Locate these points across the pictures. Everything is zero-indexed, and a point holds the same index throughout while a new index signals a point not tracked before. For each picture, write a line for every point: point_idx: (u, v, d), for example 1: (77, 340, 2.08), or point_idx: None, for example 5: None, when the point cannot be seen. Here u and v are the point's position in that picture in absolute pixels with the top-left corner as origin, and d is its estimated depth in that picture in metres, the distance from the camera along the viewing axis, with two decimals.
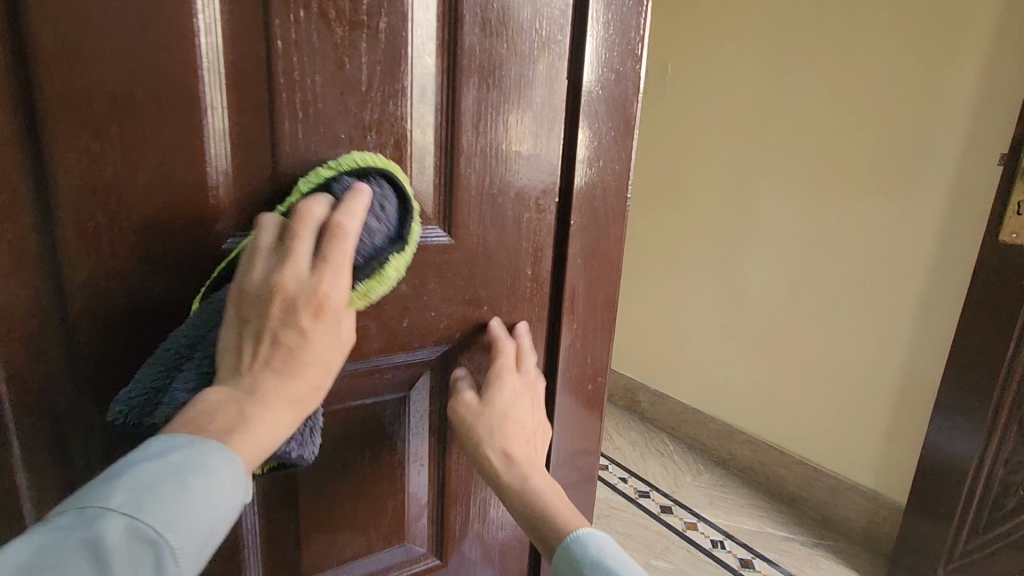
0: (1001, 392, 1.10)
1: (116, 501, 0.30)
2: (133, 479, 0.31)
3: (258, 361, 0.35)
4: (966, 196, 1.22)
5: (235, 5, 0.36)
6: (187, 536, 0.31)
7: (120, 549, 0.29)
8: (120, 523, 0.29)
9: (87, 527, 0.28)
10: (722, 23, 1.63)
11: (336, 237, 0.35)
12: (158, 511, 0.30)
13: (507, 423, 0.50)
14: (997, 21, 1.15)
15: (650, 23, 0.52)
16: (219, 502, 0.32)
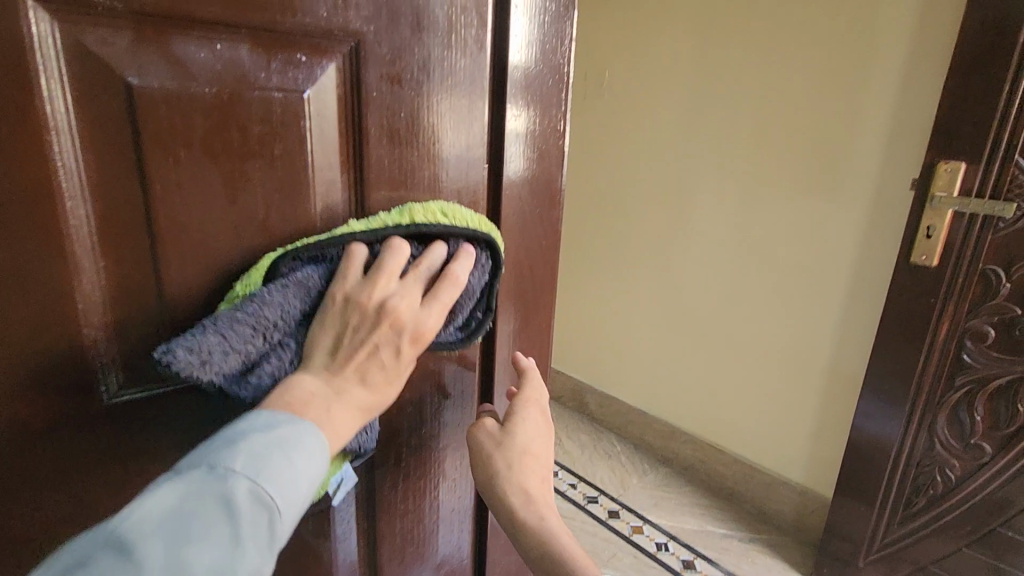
0: (916, 398, 1.14)
1: (241, 465, 0.32)
2: (252, 446, 0.33)
3: (349, 365, 0.38)
4: (884, 206, 1.25)
5: (101, 154, 0.33)
6: (292, 497, 0.34)
7: (245, 509, 0.32)
8: (245, 485, 0.32)
9: (219, 487, 0.31)
10: (652, 27, 1.62)
11: (451, 283, 0.40)
12: (273, 478, 0.33)
13: (524, 457, 0.52)
14: (911, 37, 1.17)
15: (570, 100, 0.50)
16: (316, 470, 0.35)
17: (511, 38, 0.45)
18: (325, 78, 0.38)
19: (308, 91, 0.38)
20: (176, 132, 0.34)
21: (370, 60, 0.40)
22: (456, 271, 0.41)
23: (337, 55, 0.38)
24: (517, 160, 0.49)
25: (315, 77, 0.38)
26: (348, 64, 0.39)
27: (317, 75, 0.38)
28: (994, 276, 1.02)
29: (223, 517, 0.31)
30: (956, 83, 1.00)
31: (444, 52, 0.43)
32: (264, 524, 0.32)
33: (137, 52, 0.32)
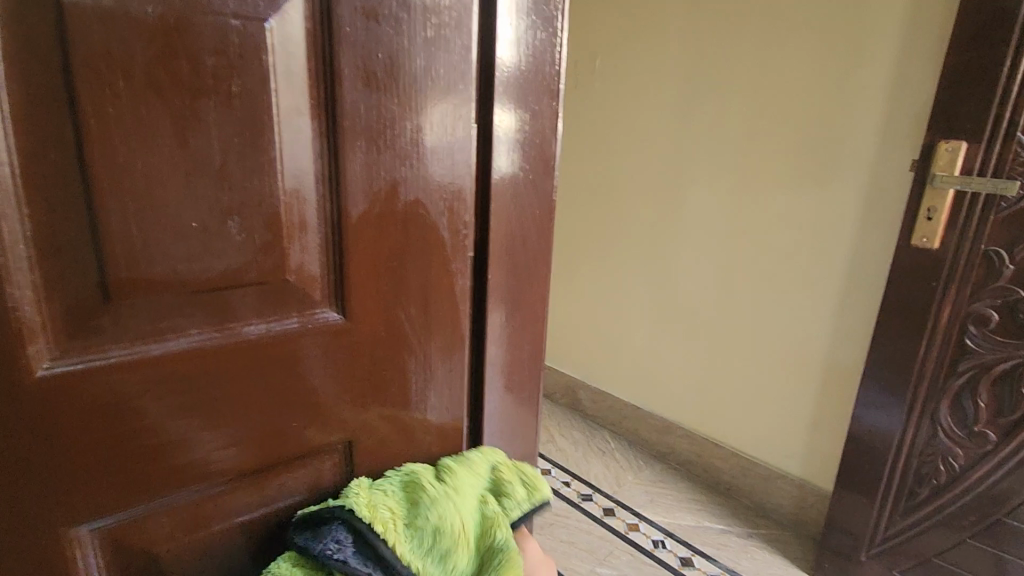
0: (917, 385, 1.11)
1: None
2: None
3: None
4: (880, 190, 1.23)
5: (23, 78, 0.28)
6: None
7: None
8: None
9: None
10: (641, 13, 1.59)
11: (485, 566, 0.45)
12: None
13: None
14: (906, 15, 1.14)
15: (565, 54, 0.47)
16: None
17: (498, 33, 0.42)
18: (290, 8, 0.34)
19: (270, 18, 0.33)
20: (111, 58, 0.29)
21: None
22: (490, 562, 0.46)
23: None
24: (509, 157, 0.46)
25: (278, 4, 0.33)
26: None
27: (280, 2, 0.33)
28: (996, 258, 0.99)
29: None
30: (955, 61, 0.98)
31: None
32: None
33: None
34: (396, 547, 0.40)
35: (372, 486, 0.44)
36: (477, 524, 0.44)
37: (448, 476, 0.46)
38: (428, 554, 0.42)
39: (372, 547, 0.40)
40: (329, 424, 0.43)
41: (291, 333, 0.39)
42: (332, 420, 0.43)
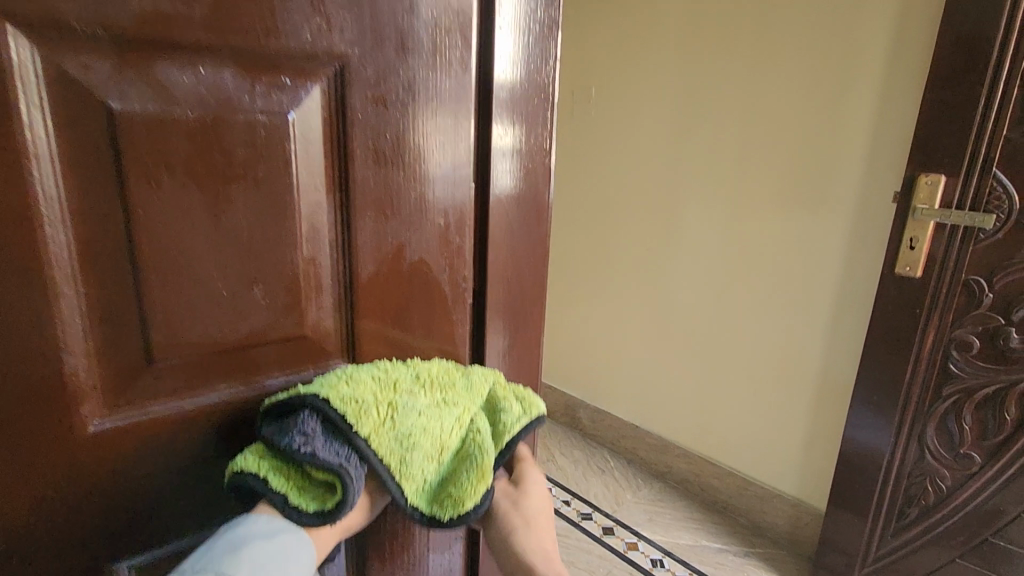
0: (906, 407, 1.14)
1: None
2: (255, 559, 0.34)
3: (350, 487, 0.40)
4: (867, 218, 1.27)
5: (83, 179, 0.33)
6: None
7: None
8: None
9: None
10: (635, 45, 1.64)
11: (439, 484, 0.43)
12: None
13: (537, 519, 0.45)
14: (888, 52, 1.19)
15: (557, 125, 0.52)
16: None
17: (498, 41, 0.45)
18: (310, 102, 0.38)
19: (291, 112, 0.38)
20: (157, 156, 0.34)
21: (356, 82, 0.40)
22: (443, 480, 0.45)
23: (322, 75, 0.39)
24: (507, 172, 0.49)
25: (299, 99, 0.38)
26: (334, 85, 0.39)
27: (301, 97, 0.38)
28: (977, 287, 1.03)
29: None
30: (933, 99, 1.03)
31: (429, 74, 0.43)
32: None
33: (118, 77, 0.32)
34: (377, 450, 0.39)
35: (348, 373, 0.41)
36: (459, 445, 0.43)
37: (446, 385, 0.44)
38: (404, 461, 0.40)
39: (349, 444, 0.38)
40: None
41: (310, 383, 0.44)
42: None
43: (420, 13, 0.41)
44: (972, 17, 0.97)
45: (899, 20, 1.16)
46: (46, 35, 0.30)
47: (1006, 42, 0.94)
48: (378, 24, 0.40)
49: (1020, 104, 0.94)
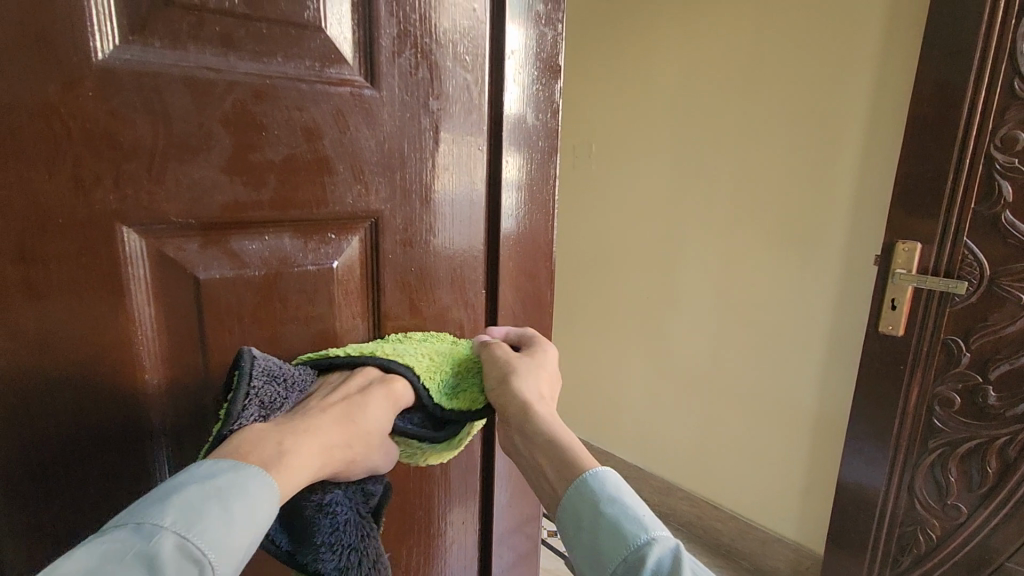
0: (896, 458, 1.19)
1: (167, 521, 0.32)
2: (185, 500, 0.33)
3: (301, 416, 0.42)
4: (851, 273, 1.32)
5: (174, 336, 0.40)
6: (219, 546, 0.33)
7: (170, 565, 0.31)
8: (171, 543, 0.32)
9: (142, 543, 0.31)
10: (629, 105, 1.72)
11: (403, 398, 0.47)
12: (208, 530, 0.33)
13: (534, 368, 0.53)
14: (865, 115, 1.24)
15: (558, 168, 0.60)
16: (241, 525, 0.34)
17: (506, 90, 0.52)
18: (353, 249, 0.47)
19: (337, 261, 0.46)
20: (231, 311, 0.42)
21: (391, 231, 0.48)
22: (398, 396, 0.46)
23: (364, 228, 0.47)
24: (513, 207, 0.56)
25: (344, 249, 0.46)
26: (373, 233, 0.48)
27: (346, 248, 0.47)
28: (954, 346, 1.09)
29: (143, 574, 0.30)
30: (907, 172, 1.10)
31: (448, 213, 0.52)
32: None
33: (203, 252, 0.40)
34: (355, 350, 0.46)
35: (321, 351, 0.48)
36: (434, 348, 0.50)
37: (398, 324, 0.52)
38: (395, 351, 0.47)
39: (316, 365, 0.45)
40: None
41: None
42: None
43: (440, 170, 0.50)
44: (938, 101, 1.05)
45: (875, 93, 1.22)
46: (151, 228, 0.37)
47: (970, 125, 1.02)
48: (406, 184, 0.48)
49: (985, 181, 1.02)
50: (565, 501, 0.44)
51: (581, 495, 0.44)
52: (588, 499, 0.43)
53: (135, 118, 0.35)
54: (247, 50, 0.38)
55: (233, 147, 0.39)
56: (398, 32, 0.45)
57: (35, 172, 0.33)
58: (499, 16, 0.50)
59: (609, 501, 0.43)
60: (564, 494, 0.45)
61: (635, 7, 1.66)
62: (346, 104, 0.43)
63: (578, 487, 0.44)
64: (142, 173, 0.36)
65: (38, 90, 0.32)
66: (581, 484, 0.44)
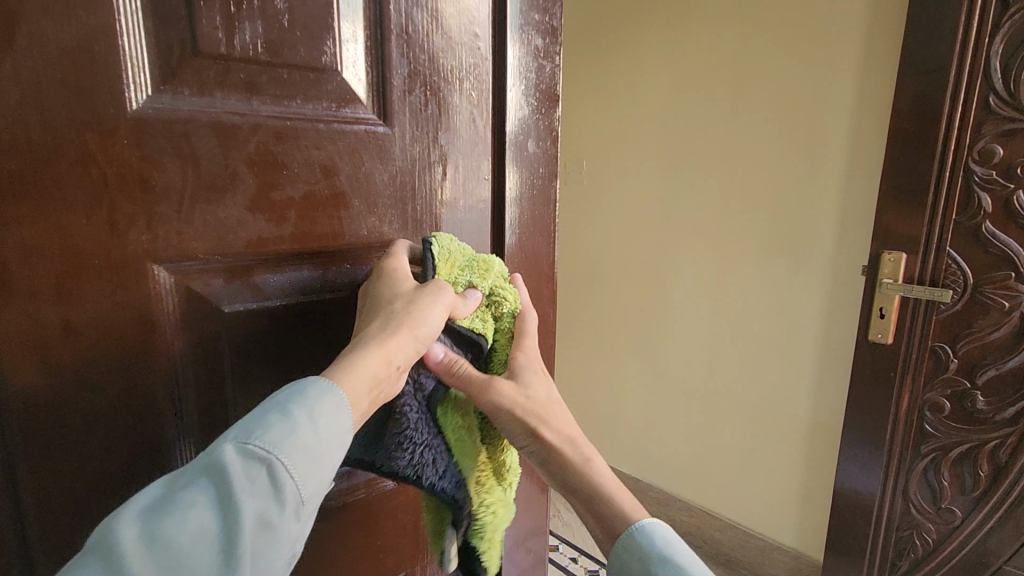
0: (891, 463, 1.22)
1: (228, 434, 0.33)
2: (247, 416, 0.34)
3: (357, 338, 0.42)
4: (840, 283, 1.35)
5: (200, 368, 0.42)
6: (285, 445, 0.33)
7: (238, 467, 0.31)
8: (233, 448, 0.32)
9: (206, 456, 0.32)
10: (619, 121, 1.75)
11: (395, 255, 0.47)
12: (267, 432, 0.33)
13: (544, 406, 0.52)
14: (849, 129, 1.28)
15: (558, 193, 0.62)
16: (304, 424, 0.34)
17: (509, 120, 0.55)
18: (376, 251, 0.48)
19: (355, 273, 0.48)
20: (252, 343, 0.43)
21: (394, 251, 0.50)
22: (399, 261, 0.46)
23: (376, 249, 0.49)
24: (515, 232, 0.59)
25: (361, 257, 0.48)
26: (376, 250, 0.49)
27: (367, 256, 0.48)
28: (943, 352, 1.12)
29: (210, 479, 0.31)
30: (891, 185, 1.14)
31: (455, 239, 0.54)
32: (264, 477, 0.32)
33: (228, 286, 0.41)
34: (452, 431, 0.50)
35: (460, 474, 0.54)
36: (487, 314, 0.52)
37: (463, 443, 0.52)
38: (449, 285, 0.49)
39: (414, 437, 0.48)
40: (385, 561, 0.56)
41: (360, 502, 0.53)
42: (388, 559, 0.56)
43: (448, 199, 0.52)
44: (917, 118, 1.09)
45: (856, 107, 1.26)
46: (181, 264, 0.39)
47: (949, 139, 1.06)
48: (417, 214, 0.51)
49: (965, 193, 1.06)
50: (617, 558, 0.47)
51: (633, 555, 0.46)
52: (639, 558, 0.46)
53: (166, 165, 0.37)
54: (269, 94, 0.41)
55: (256, 186, 0.41)
56: (408, 72, 0.47)
57: (75, 217, 0.35)
58: (501, 52, 0.53)
59: (660, 560, 0.45)
60: (616, 550, 0.48)
61: (621, 28, 1.71)
62: (360, 141, 0.46)
63: (629, 546, 0.46)
64: (173, 214, 0.38)
65: (79, 140, 0.34)
66: (632, 543, 0.47)
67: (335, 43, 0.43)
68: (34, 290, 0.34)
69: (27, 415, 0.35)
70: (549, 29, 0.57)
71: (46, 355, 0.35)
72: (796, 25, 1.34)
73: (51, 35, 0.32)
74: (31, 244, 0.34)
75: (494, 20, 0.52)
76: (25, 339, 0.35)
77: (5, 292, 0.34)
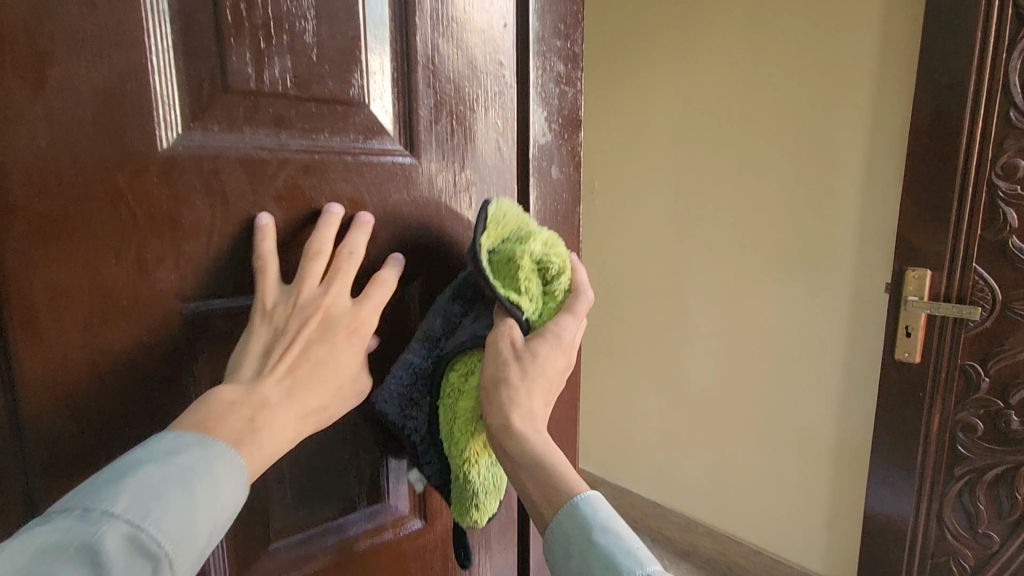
0: (924, 486, 1.18)
1: (118, 508, 0.30)
2: (142, 484, 0.31)
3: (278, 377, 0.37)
4: (863, 300, 1.33)
5: None
6: (180, 537, 0.31)
7: (120, 558, 0.29)
8: (121, 531, 0.30)
9: (88, 532, 0.29)
10: (630, 139, 1.74)
11: (379, 293, 0.42)
12: (161, 516, 0.31)
13: (540, 382, 0.43)
14: (865, 145, 1.27)
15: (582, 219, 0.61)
16: (204, 511, 0.33)
17: (533, 147, 0.54)
18: (342, 281, 0.40)
19: (287, 286, 0.39)
20: None
21: (350, 247, 0.41)
22: (369, 305, 0.41)
23: (318, 223, 0.41)
24: None
25: (302, 272, 0.39)
26: (323, 237, 0.40)
27: (323, 286, 0.39)
28: (973, 372, 1.10)
29: (85, 565, 0.28)
30: (912, 202, 1.12)
31: None
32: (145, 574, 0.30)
33: None
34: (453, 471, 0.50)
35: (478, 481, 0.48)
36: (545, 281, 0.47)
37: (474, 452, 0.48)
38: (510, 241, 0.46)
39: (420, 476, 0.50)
40: None
41: (387, 544, 0.51)
42: None
43: None
44: (936, 133, 1.08)
45: (872, 123, 1.26)
46: (209, 303, 0.38)
47: (970, 154, 1.04)
48: (443, 244, 0.50)
49: (989, 208, 1.04)
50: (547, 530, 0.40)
51: (567, 521, 0.39)
52: (576, 525, 0.38)
53: (197, 204, 0.37)
54: (298, 128, 0.40)
55: (285, 222, 0.41)
56: (435, 102, 0.47)
57: (103, 257, 0.34)
58: (527, 81, 0.52)
59: (601, 530, 0.38)
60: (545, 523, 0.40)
61: (630, 49, 1.71)
62: (388, 173, 0.45)
63: (565, 513, 0.39)
64: (201, 251, 0.37)
65: (108, 180, 0.34)
66: (569, 509, 0.39)
67: (363, 75, 0.42)
68: (61, 332, 0.34)
69: (53, 459, 0.34)
70: (570, 55, 0.56)
71: (70, 400, 0.35)
72: (809, 43, 1.34)
73: (84, 74, 0.32)
74: (57, 285, 0.33)
75: (518, 48, 0.52)
76: (50, 382, 0.34)
77: (31, 336, 0.33)
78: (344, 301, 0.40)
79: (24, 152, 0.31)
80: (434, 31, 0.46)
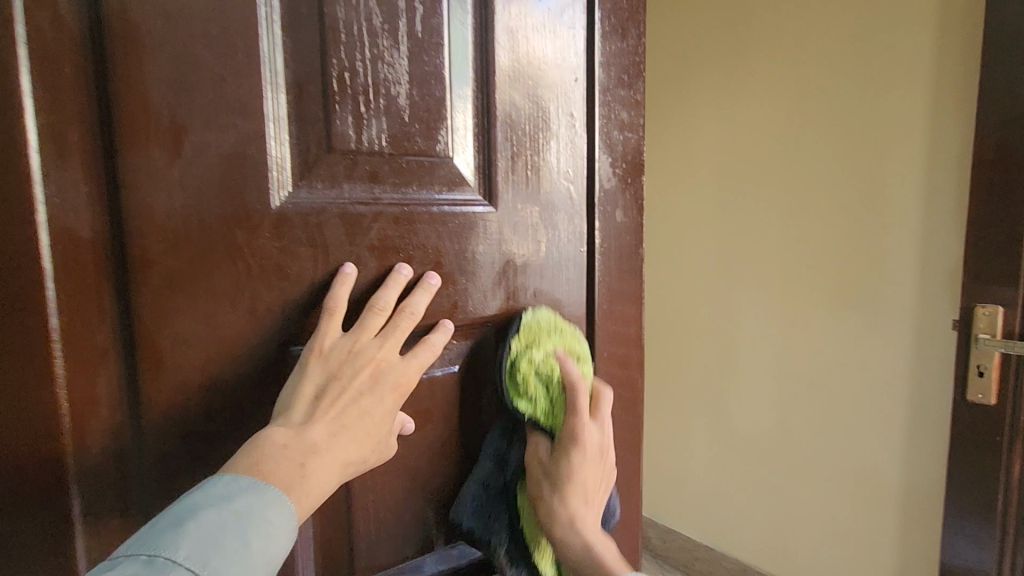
0: (1005, 538, 1.10)
1: (178, 554, 0.32)
2: (200, 529, 0.33)
3: (328, 420, 0.39)
4: (929, 336, 1.27)
5: None
6: None
7: None
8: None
9: None
10: (674, 173, 1.75)
11: (428, 348, 0.44)
12: (218, 562, 0.33)
13: (576, 490, 0.52)
14: (923, 177, 1.24)
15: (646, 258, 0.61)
16: (257, 553, 0.34)
17: (599, 192, 0.55)
18: (397, 337, 0.43)
19: (348, 332, 0.41)
20: None
21: (412, 307, 0.43)
22: (416, 360, 0.43)
23: (384, 282, 0.43)
24: (606, 300, 0.58)
25: (364, 322, 0.42)
26: (388, 294, 0.43)
27: (380, 340, 0.42)
28: None
29: None
30: (976, 237, 1.09)
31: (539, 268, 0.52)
32: None
33: None
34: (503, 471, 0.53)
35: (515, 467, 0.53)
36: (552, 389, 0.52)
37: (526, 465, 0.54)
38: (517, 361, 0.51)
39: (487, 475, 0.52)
40: None
41: None
42: None
43: (545, 266, 0.53)
44: (1001, 166, 1.05)
45: (930, 155, 1.23)
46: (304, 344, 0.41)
47: None
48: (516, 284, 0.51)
49: None
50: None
51: None
52: None
53: (300, 256, 0.40)
54: (390, 182, 0.43)
55: (377, 269, 0.43)
56: (511, 154, 0.49)
57: (220, 306, 0.37)
58: (596, 129, 0.54)
59: None
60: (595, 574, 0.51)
61: (673, 84, 1.73)
62: (469, 223, 0.47)
63: None
64: (302, 300, 0.40)
65: (228, 236, 0.37)
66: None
67: (447, 132, 0.45)
68: (180, 376, 0.37)
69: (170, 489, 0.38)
70: (633, 102, 0.57)
71: (188, 438, 0.38)
72: (859, 75, 1.33)
73: (212, 142, 0.36)
74: (179, 332, 0.36)
75: (587, 99, 0.54)
76: (170, 421, 0.37)
77: (156, 380, 0.36)
78: (394, 356, 0.42)
79: (158, 214, 0.35)
80: (512, 87, 0.48)
